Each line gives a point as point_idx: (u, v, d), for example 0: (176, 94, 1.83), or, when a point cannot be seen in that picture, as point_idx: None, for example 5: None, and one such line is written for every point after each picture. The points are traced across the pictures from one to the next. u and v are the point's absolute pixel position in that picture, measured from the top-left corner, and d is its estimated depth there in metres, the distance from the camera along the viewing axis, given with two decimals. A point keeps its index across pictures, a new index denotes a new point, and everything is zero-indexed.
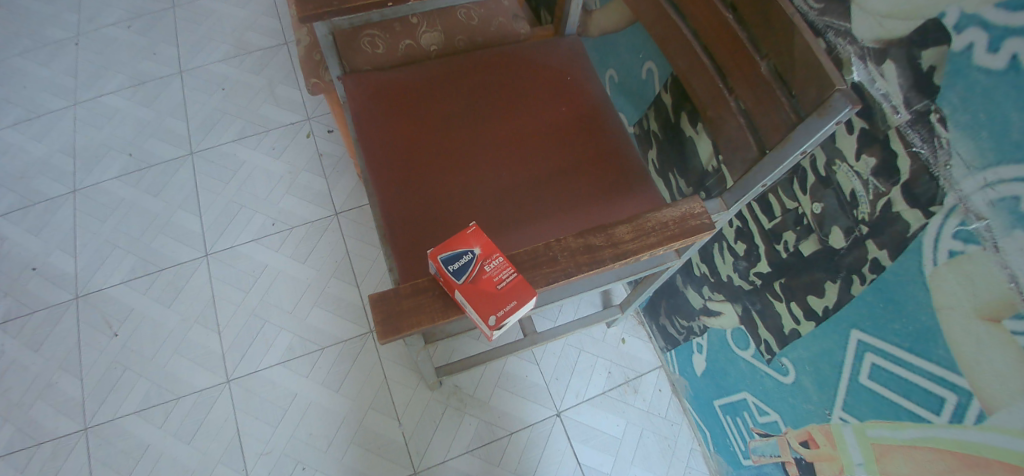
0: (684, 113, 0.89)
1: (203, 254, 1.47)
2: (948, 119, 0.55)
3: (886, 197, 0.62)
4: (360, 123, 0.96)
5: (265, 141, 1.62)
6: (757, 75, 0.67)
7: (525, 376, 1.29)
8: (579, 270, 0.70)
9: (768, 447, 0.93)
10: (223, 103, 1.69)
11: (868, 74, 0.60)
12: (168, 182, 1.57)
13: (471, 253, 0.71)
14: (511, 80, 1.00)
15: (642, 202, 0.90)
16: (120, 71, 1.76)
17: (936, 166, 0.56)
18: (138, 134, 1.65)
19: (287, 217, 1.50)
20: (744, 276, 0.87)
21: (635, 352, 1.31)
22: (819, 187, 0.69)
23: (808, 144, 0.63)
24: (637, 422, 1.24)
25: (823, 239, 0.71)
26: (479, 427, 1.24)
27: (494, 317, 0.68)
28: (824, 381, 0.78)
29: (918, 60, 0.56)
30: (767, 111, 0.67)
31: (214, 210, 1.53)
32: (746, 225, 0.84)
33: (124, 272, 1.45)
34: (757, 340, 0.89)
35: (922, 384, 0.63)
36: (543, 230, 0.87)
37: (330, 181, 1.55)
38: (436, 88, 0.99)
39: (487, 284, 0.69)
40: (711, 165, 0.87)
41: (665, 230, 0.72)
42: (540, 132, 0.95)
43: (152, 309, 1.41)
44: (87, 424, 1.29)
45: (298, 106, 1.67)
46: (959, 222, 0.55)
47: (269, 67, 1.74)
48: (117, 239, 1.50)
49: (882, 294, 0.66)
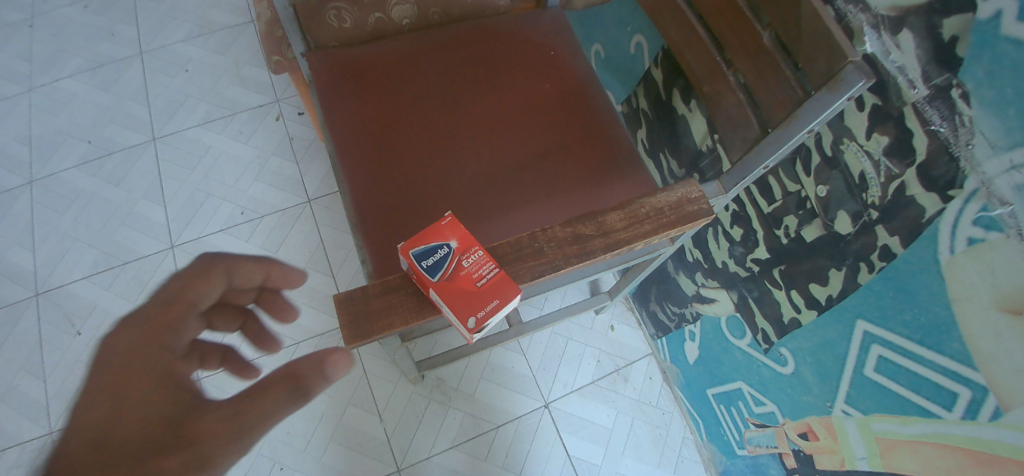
0: (675, 89, 0.83)
1: (168, 247, 1.39)
2: (971, 95, 0.50)
3: (899, 180, 0.57)
4: (330, 109, 0.88)
5: (232, 125, 1.52)
6: (759, 47, 0.61)
7: (510, 368, 1.24)
8: (567, 263, 0.65)
9: (765, 437, 0.90)
10: (186, 85, 1.58)
11: (883, 45, 0.55)
12: (130, 171, 1.48)
13: (447, 247, 0.65)
14: (490, 57, 0.93)
15: (631, 185, 0.84)
16: (77, 53, 1.64)
17: (957, 146, 0.51)
18: (98, 120, 1.54)
19: (257, 205, 1.43)
20: (740, 262, 0.83)
21: (625, 339, 1.27)
22: (824, 169, 0.65)
23: (817, 122, 0.58)
24: (628, 411, 1.20)
25: (828, 225, 0.66)
26: (464, 420, 1.19)
27: (474, 319, 0.62)
28: (826, 372, 0.74)
29: (939, 29, 0.51)
30: (769, 85, 0.61)
31: (179, 199, 1.44)
32: (743, 209, 0.79)
33: (87, 267, 1.37)
34: (753, 328, 0.85)
35: (934, 378, 0.60)
36: (526, 217, 0.82)
37: (302, 167, 1.47)
38: (410, 68, 0.91)
39: (464, 282, 0.64)
40: (705, 144, 0.81)
41: (660, 217, 0.66)
42: (521, 112, 0.89)
43: (116, 306, 1.34)
44: (52, 428, 1.23)
45: (267, 87, 1.57)
46: (981, 207, 0.51)
47: (235, 46, 1.64)
48: (78, 233, 1.41)
49: (892, 283, 0.61)
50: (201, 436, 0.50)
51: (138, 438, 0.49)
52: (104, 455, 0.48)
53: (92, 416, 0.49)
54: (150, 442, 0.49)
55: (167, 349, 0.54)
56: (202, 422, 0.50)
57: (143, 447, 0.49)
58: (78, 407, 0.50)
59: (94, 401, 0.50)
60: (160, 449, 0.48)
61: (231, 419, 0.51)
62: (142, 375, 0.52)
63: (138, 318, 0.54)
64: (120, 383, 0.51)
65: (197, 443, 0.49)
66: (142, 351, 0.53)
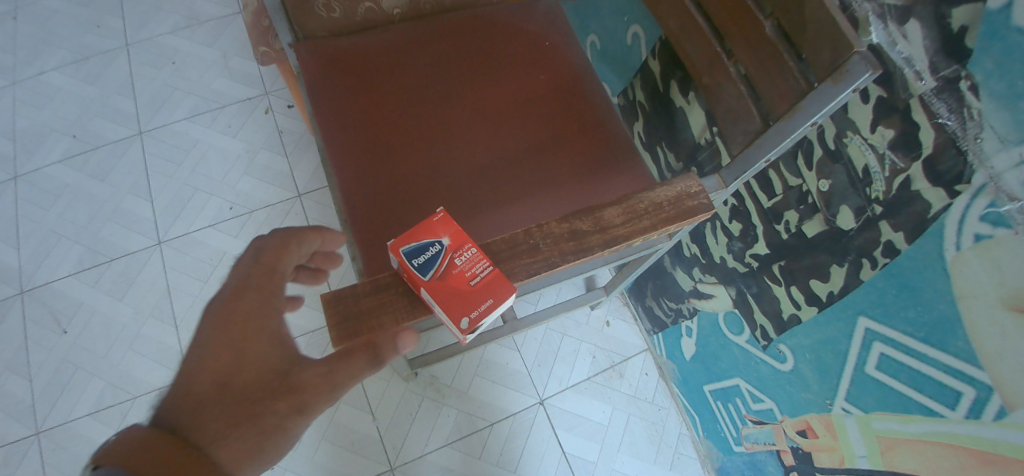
0: (674, 81, 0.81)
1: (156, 243, 1.36)
2: (981, 88, 0.49)
3: (904, 174, 0.55)
4: (319, 101, 0.86)
5: (220, 118, 1.49)
6: (761, 37, 0.60)
7: (506, 364, 1.22)
8: (564, 259, 0.63)
9: (762, 434, 0.90)
10: (173, 78, 1.54)
11: (889, 35, 0.53)
12: (116, 165, 1.45)
13: (439, 244, 0.64)
14: (483, 47, 0.90)
15: (628, 179, 0.83)
16: (61, 45, 1.60)
17: (965, 140, 0.50)
18: (83, 114, 1.51)
19: (246, 200, 1.40)
20: (739, 258, 0.81)
21: (620, 335, 1.25)
22: (827, 163, 0.63)
23: (821, 114, 0.56)
24: (624, 407, 1.19)
25: (830, 220, 0.65)
26: (458, 418, 1.18)
27: (467, 319, 0.61)
28: (826, 370, 0.73)
29: (947, 19, 0.49)
30: (771, 76, 0.60)
31: (167, 194, 1.41)
32: (743, 204, 0.77)
33: (72, 263, 1.35)
34: (751, 325, 0.84)
35: (937, 377, 0.58)
36: (520, 212, 0.80)
37: (292, 161, 1.44)
38: (401, 59, 0.89)
39: (457, 281, 0.62)
40: (704, 137, 0.80)
41: (659, 212, 0.65)
42: (515, 104, 0.87)
43: (103, 303, 1.31)
44: (39, 428, 1.21)
45: (255, 80, 1.54)
46: (989, 203, 0.50)
47: (223, 37, 1.60)
48: (64, 229, 1.38)
49: (895, 280, 0.60)
50: (303, 386, 0.56)
51: (250, 382, 0.55)
52: (225, 396, 0.55)
53: (212, 363, 0.56)
54: (262, 387, 0.56)
55: (266, 310, 0.59)
56: (303, 375, 0.56)
57: (258, 392, 0.55)
58: (198, 355, 0.56)
59: (212, 351, 0.56)
60: (271, 394, 0.55)
61: (326, 375, 0.56)
62: (250, 331, 0.57)
63: (242, 283, 0.59)
64: (233, 337, 0.57)
65: (301, 393, 0.56)
66: (246, 313, 0.58)
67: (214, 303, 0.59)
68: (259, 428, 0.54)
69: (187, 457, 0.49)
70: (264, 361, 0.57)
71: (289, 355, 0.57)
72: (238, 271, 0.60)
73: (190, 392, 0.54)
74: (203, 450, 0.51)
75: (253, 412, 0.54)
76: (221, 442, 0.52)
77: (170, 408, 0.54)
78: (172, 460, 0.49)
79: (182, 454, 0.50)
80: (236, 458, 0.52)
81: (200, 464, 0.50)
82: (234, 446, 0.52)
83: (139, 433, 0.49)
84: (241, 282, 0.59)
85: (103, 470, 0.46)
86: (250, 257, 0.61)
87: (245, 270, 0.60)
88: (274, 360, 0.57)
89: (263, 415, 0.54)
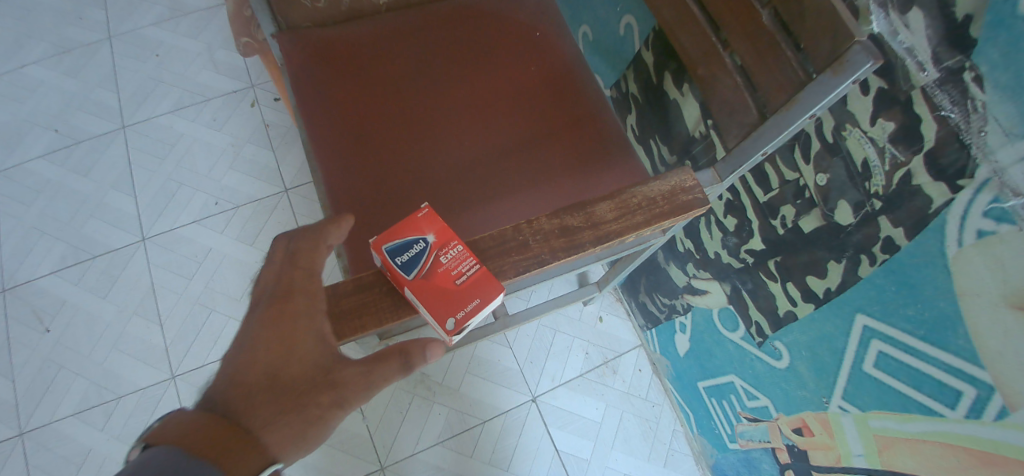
0: (668, 72, 0.79)
1: (140, 239, 1.33)
2: (985, 79, 0.47)
3: (905, 168, 0.54)
4: (302, 93, 0.83)
5: (205, 112, 1.46)
6: (758, 26, 0.58)
7: (497, 361, 1.21)
8: (555, 256, 0.61)
9: (757, 431, 0.88)
10: (157, 71, 1.50)
11: (890, 24, 0.51)
12: (99, 160, 1.41)
13: (423, 241, 0.62)
14: (472, 37, 0.88)
15: (620, 172, 0.81)
16: (42, 37, 1.56)
17: (968, 133, 0.48)
18: (64, 107, 1.47)
19: (232, 195, 1.37)
20: (734, 253, 0.80)
21: (613, 331, 1.24)
22: (825, 156, 0.61)
23: (819, 106, 0.54)
24: (617, 404, 1.18)
25: (827, 215, 0.63)
26: (450, 416, 1.16)
27: (453, 320, 0.59)
28: (823, 367, 0.71)
29: (951, 8, 0.47)
30: (768, 67, 0.58)
31: (151, 189, 1.38)
32: (738, 198, 0.76)
33: (54, 261, 1.31)
34: (746, 321, 0.82)
35: (937, 375, 0.57)
36: (510, 206, 0.78)
37: (279, 155, 1.41)
38: (387, 50, 0.86)
39: (443, 280, 0.60)
40: (698, 130, 0.78)
41: (653, 207, 0.63)
42: (505, 96, 0.84)
43: (86, 301, 1.28)
44: (22, 429, 1.19)
45: (241, 72, 1.50)
46: (992, 198, 0.48)
47: (208, 29, 1.56)
48: (45, 226, 1.35)
49: (895, 277, 0.58)
50: (347, 384, 0.55)
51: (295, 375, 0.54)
52: (268, 387, 0.53)
53: (259, 352, 0.54)
54: (305, 380, 0.54)
55: (309, 304, 0.56)
56: (346, 372, 0.55)
57: (303, 384, 0.54)
58: (244, 347, 0.54)
59: (259, 339, 0.54)
60: (315, 386, 0.54)
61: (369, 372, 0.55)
62: (296, 323, 0.55)
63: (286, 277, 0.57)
64: (280, 329, 0.55)
65: (344, 389, 0.54)
66: (290, 307, 0.56)
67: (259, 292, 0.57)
68: (303, 418, 0.53)
69: (237, 443, 0.49)
70: (309, 356, 0.55)
71: (331, 352, 0.56)
72: (283, 261, 0.58)
73: (237, 378, 0.53)
74: (252, 436, 0.50)
75: (297, 402, 0.53)
76: (269, 430, 0.51)
77: (218, 392, 0.52)
78: (223, 445, 0.48)
79: (233, 438, 0.49)
80: (283, 446, 0.51)
81: (248, 450, 0.49)
82: (281, 434, 0.52)
83: (192, 417, 0.48)
84: (285, 275, 0.57)
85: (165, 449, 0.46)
86: (293, 247, 0.58)
87: (289, 260, 0.58)
88: (317, 356, 0.55)
89: (307, 406, 0.53)
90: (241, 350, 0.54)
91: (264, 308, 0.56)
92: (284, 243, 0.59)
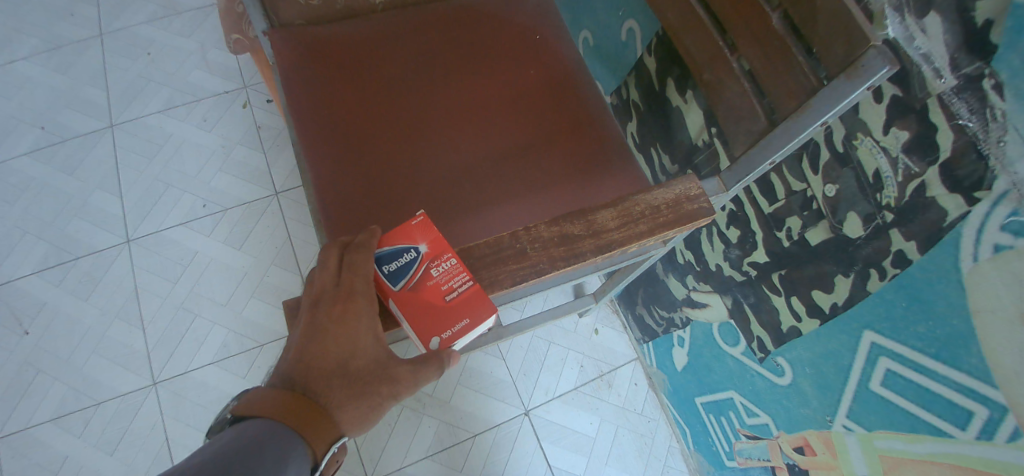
0: (670, 79, 0.78)
1: (124, 241, 1.29)
2: (1005, 87, 0.45)
3: (919, 179, 0.52)
4: (293, 92, 0.80)
5: (196, 112, 1.43)
6: (768, 30, 0.56)
7: (490, 373, 1.17)
8: (554, 266, 0.59)
9: (757, 450, 0.86)
10: (148, 69, 1.47)
11: (906, 29, 0.50)
12: (85, 158, 1.37)
13: (414, 251, 0.59)
14: (471, 39, 0.86)
15: (620, 180, 0.78)
16: (32, 33, 1.52)
17: (987, 144, 0.47)
18: (52, 104, 1.43)
19: (220, 197, 1.33)
20: (737, 266, 0.78)
21: (609, 344, 1.21)
22: (834, 166, 0.59)
23: (831, 114, 0.52)
24: (612, 419, 1.15)
25: (836, 228, 0.61)
26: (440, 428, 1.12)
27: (437, 339, 0.56)
28: (827, 385, 0.69)
29: (970, 13, 0.46)
30: (779, 73, 0.56)
31: (137, 189, 1.34)
32: (742, 209, 0.74)
33: (35, 261, 1.27)
34: (748, 336, 0.80)
35: (947, 395, 0.55)
36: (508, 213, 0.76)
37: (270, 157, 1.38)
38: (383, 49, 0.84)
39: (431, 293, 0.57)
40: (701, 138, 0.76)
41: (657, 216, 0.60)
42: (503, 100, 0.82)
43: (67, 304, 1.24)
44: None
45: (234, 73, 1.48)
46: (1010, 210, 0.46)
47: (201, 28, 1.53)
48: (27, 225, 1.31)
49: (906, 292, 0.56)
50: (401, 380, 0.53)
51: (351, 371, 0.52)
52: (339, 376, 0.51)
53: (325, 342, 0.52)
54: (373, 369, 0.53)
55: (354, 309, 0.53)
56: (400, 368, 0.53)
57: (367, 376, 0.52)
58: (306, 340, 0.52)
59: (324, 328, 0.52)
60: (373, 378, 0.53)
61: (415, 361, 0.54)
62: (356, 319, 0.53)
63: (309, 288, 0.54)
64: (343, 321, 0.52)
65: (398, 384, 0.53)
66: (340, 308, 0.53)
67: (319, 285, 0.54)
68: (366, 404, 0.52)
69: (316, 414, 0.49)
70: (370, 351, 0.53)
71: (387, 349, 0.54)
72: (343, 264, 0.55)
73: (309, 363, 0.51)
74: (328, 411, 0.50)
75: (363, 389, 0.52)
76: (343, 408, 0.51)
77: (292, 370, 0.51)
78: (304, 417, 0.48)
79: (312, 409, 0.49)
80: (353, 424, 0.52)
81: (325, 424, 0.49)
82: (352, 414, 0.51)
83: (274, 392, 0.49)
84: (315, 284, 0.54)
85: (256, 422, 0.47)
86: (350, 253, 0.56)
87: (347, 266, 0.55)
88: (375, 350, 0.53)
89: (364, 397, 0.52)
90: (309, 336, 0.52)
91: (325, 301, 0.53)
92: (343, 251, 0.56)
